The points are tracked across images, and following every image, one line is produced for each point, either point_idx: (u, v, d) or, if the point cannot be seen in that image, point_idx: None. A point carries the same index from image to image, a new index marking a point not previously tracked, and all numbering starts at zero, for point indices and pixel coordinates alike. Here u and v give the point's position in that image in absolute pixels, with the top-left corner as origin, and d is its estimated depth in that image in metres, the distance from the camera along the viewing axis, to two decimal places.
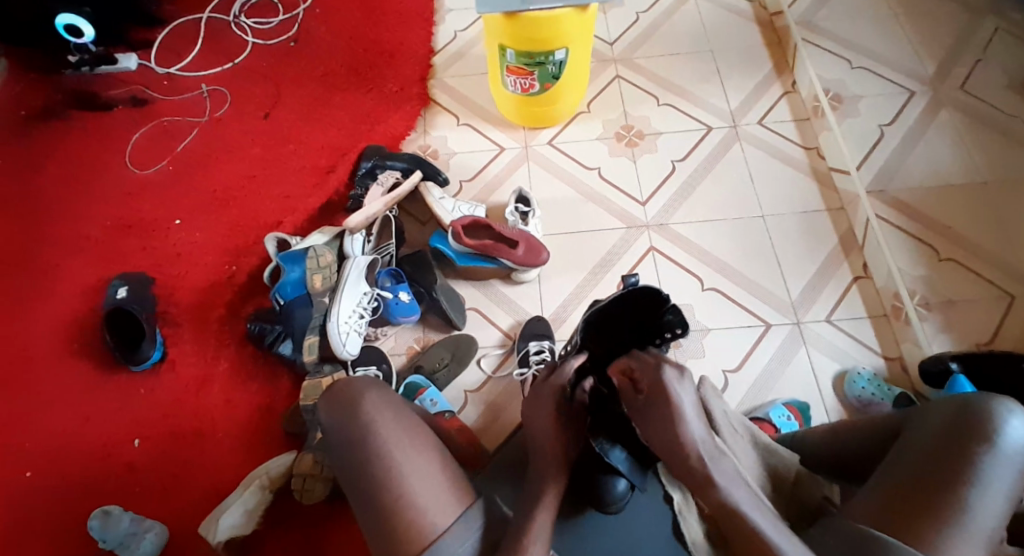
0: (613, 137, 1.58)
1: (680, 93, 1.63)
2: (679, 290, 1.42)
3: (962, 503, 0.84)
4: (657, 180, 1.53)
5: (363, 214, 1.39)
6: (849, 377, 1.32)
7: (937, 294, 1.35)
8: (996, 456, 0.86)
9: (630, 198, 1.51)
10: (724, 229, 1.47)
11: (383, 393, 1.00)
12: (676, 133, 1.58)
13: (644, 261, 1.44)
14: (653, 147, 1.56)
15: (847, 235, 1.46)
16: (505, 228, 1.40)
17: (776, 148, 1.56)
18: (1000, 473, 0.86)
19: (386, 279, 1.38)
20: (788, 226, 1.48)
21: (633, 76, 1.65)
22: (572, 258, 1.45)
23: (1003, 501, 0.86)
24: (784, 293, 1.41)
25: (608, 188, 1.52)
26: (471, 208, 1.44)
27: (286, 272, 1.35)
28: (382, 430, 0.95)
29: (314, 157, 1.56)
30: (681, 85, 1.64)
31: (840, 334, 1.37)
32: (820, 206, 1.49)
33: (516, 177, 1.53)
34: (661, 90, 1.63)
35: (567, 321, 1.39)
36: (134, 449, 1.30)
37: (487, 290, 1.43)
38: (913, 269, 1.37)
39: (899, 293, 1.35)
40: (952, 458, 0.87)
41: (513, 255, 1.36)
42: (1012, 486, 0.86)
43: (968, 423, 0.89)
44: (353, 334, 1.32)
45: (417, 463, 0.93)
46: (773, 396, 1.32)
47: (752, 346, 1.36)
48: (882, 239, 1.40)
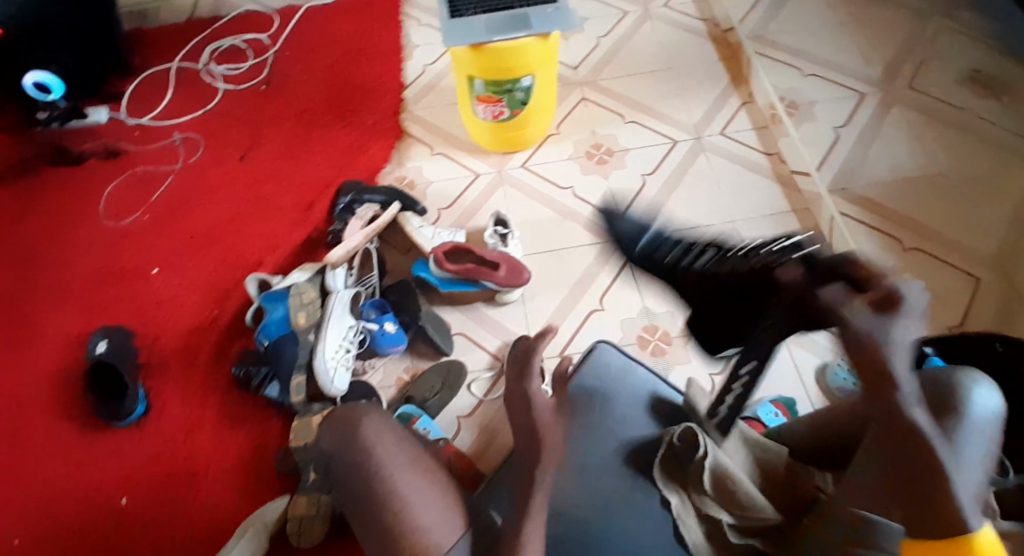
0: (584, 155, 1.62)
1: (645, 110, 1.68)
2: (660, 298, 1.44)
3: None
4: (630, 193, 1.56)
5: (343, 248, 1.41)
6: (830, 370, 1.35)
7: None
8: (968, 425, 0.76)
9: (605, 213, 1.54)
10: None
11: (382, 418, 1.00)
12: (644, 148, 1.62)
13: (624, 273, 1.47)
14: (623, 162, 1.61)
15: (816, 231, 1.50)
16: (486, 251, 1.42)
17: (740, 156, 1.60)
18: (975, 439, 0.76)
19: (371, 311, 1.38)
20: (759, 229, 1.51)
21: (599, 98, 1.70)
22: (553, 278, 1.47)
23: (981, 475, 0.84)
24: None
25: (584, 206, 1.55)
26: (451, 234, 1.46)
27: (271, 311, 1.35)
28: (381, 457, 0.94)
29: (292, 196, 1.57)
30: (645, 103, 1.69)
31: (819, 330, 1.41)
32: (786, 207, 1.53)
33: (493, 202, 1.56)
34: (627, 108, 1.68)
35: (554, 337, 1.41)
36: (124, 504, 1.27)
37: (472, 313, 1.44)
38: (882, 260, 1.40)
39: None
40: None
41: (496, 276, 1.37)
42: None
43: (933, 395, 0.79)
44: (341, 370, 1.30)
45: (416, 482, 0.92)
46: (761, 395, 1.34)
47: None
48: (849, 234, 1.43)
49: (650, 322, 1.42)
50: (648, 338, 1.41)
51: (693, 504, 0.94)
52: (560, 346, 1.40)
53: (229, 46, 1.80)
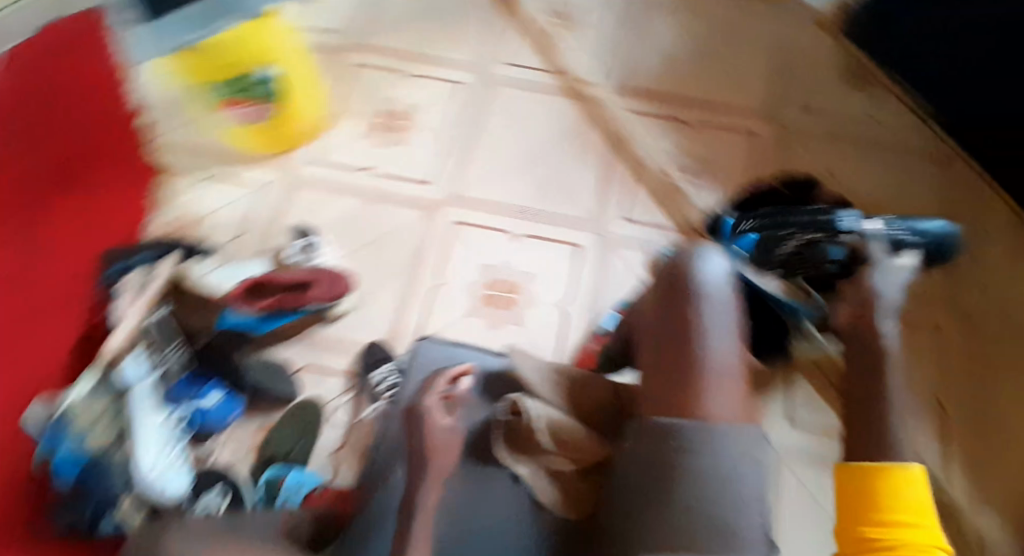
0: (370, 129, 1.49)
1: (417, 59, 1.56)
2: (492, 251, 1.37)
3: (694, 354, 0.77)
4: (430, 154, 1.47)
5: (124, 329, 1.14)
6: (656, 257, 1.34)
7: (695, 157, 1.43)
8: (704, 300, 0.81)
9: (414, 183, 1.44)
10: (512, 174, 1.44)
11: (207, 523, 0.86)
12: (432, 101, 1.52)
13: (453, 239, 1.37)
14: (418, 125, 1.50)
15: (617, 135, 1.47)
16: (289, 270, 1.31)
17: (526, 82, 1.53)
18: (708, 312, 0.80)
19: (185, 392, 1.21)
20: (560, 153, 1.45)
21: (363, 57, 1.56)
22: (380, 271, 1.37)
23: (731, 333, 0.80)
24: (586, 212, 1.40)
25: (389, 182, 1.45)
26: (243, 266, 1.32)
27: (55, 452, 1.07)
28: None
29: (42, 291, 1.29)
30: (415, 51, 1.56)
31: (641, 228, 1.38)
32: (584, 125, 1.49)
33: (291, 208, 1.43)
34: (399, 62, 1.55)
35: (405, 331, 1.33)
36: None
37: (310, 341, 1.34)
38: (671, 144, 1.45)
39: (665, 169, 1.42)
40: (664, 319, 0.82)
41: (312, 296, 1.29)
42: (730, 315, 0.81)
43: (670, 285, 0.84)
44: (170, 468, 1.11)
45: None
46: (604, 304, 1.33)
47: (574, 273, 1.35)
48: (637, 127, 1.46)
49: (489, 278, 1.35)
50: (493, 293, 1.34)
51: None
52: (412, 339, 1.33)
53: None
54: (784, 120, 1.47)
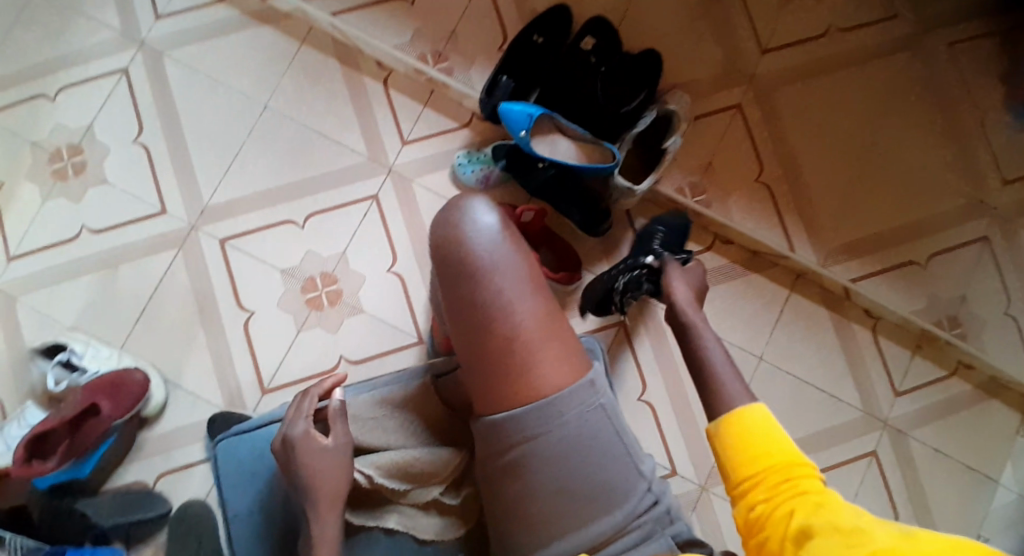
0: (54, 179, 1.13)
1: (59, 66, 1.14)
2: (281, 252, 1.12)
3: (487, 334, 0.77)
4: (152, 181, 1.13)
5: None
6: (457, 169, 1.12)
7: (439, 35, 1.15)
8: (482, 258, 0.78)
9: (146, 218, 1.13)
10: (251, 156, 1.13)
11: None
12: (105, 108, 1.14)
13: (229, 266, 1.12)
14: (101, 149, 1.14)
15: (340, 48, 1.15)
16: (64, 406, 1.03)
17: (202, 29, 1.15)
18: (499, 279, 0.77)
19: None
20: (292, 96, 1.14)
21: (6, 115, 1.13)
22: (172, 337, 1.12)
23: (523, 299, 0.78)
24: (355, 153, 1.14)
25: (118, 234, 1.12)
26: (18, 423, 1.04)
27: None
28: None
29: None
30: (48, 58, 1.14)
31: (426, 141, 1.14)
32: (291, 48, 1.15)
33: (26, 328, 1.10)
34: (39, 84, 1.14)
35: (240, 383, 1.11)
36: None
37: (145, 452, 1.12)
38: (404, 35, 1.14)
39: (415, 66, 1.13)
40: (463, 317, 0.78)
41: (107, 417, 1.03)
42: (520, 282, 0.78)
43: (444, 264, 0.79)
44: None
45: None
46: None
47: (384, 227, 1.13)
48: (357, 31, 1.13)
49: (294, 283, 1.12)
50: (312, 293, 1.12)
51: (409, 506, 0.86)
52: (248, 387, 1.11)
53: None
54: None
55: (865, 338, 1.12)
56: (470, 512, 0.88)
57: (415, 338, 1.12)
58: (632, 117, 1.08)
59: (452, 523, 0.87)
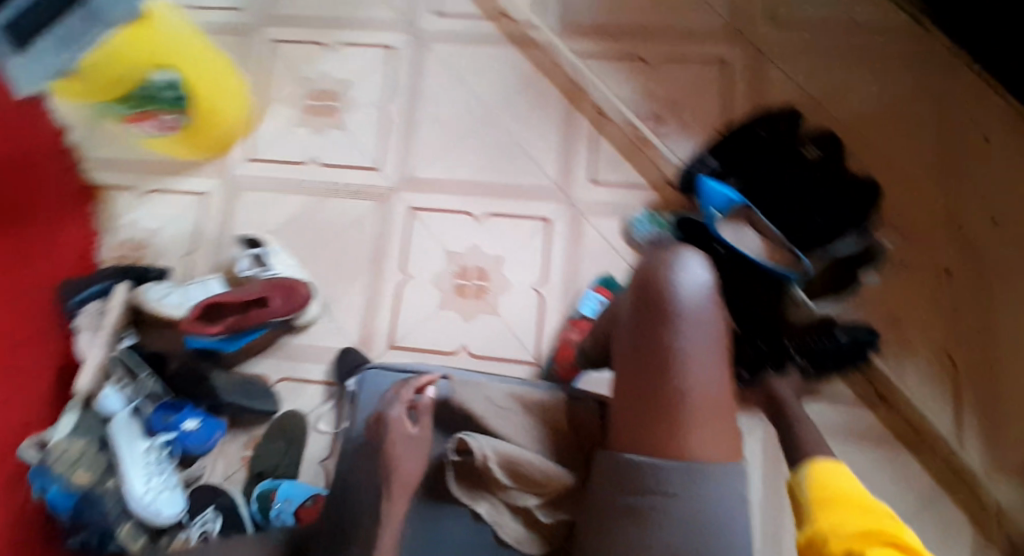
0: (306, 115, 1.36)
1: (343, 26, 1.40)
2: (456, 236, 1.28)
3: (662, 397, 0.73)
4: (375, 131, 1.34)
5: (86, 372, 1.15)
6: (631, 223, 1.25)
7: (661, 104, 1.30)
8: (681, 318, 0.74)
9: (363, 170, 1.33)
10: (464, 147, 1.31)
11: None
12: (368, 74, 1.37)
13: (410, 229, 1.30)
14: (353, 102, 1.36)
15: (568, 84, 1.32)
16: (244, 288, 1.20)
17: (465, 34, 1.37)
18: (690, 336, 0.74)
19: (165, 415, 1.21)
20: (514, 110, 1.32)
21: None
22: (340, 269, 1.30)
23: (712, 368, 0.74)
24: (548, 178, 1.28)
25: (336, 171, 1.34)
26: (204, 287, 1.25)
27: (40, 489, 1.06)
28: None
29: None
30: (339, 17, 1.40)
31: (612, 190, 1.27)
32: (533, 71, 1.33)
33: (239, 218, 1.34)
34: (324, 33, 1.40)
35: (378, 334, 1.27)
36: None
37: (282, 352, 1.28)
38: (632, 92, 1.31)
39: (633, 123, 1.28)
40: (637, 361, 0.75)
41: (273, 310, 1.19)
42: (711, 347, 0.74)
43: (645, 306, 0.75)
44: (164, 493, 1.14)
45: None
46: (583, 281, 1.24)
47: (547, 250, 1.26)
48: (593, 74, 1.31)
49: (458, 267, 1.28)
50: (466, 282, 1.27)
51: (502, 502, 0.91)
52: (385, 338, 1.26)
53: None
54: (754, 38, 1.33)
55: (918, 471, 1.14)
56: (556, 535, 0.88)
57: (532, 358, 1.23)
58: (829, 231, 1.13)
59: (535, 537, 0.88)
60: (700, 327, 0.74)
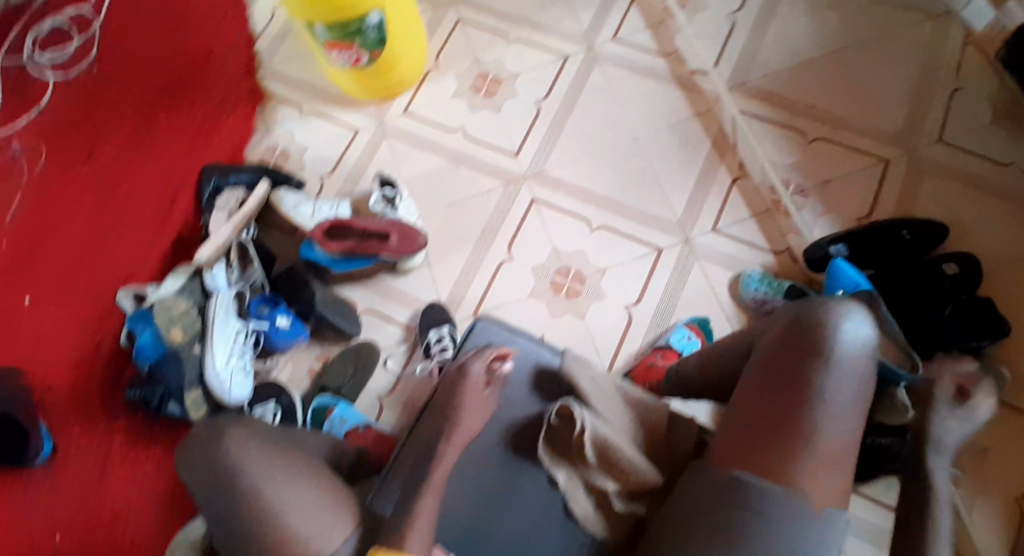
0: (470, 89, 1.48)
1: (529, 25, 1.52)
2: (568, 237, 1.36)
3: (800, 419, 0.78)
4: (525, 125, 1.44)
5: (212, 244, 1.28)
6: (743, 279, 1.29)
7: (811, 179, 1.35)
8: (834, 369, 0.79)
9: (502, 152, 1.42)
10: (600, 161, 1.40)
11: (248, 426, 0.87)
12: (534, 70, 1.48)
13: (528, 217, 1.37)
14: (513, 91, 1.47)
15: (718, 137, 1.40)
16: (369, 221, 1.31)
17: (636, 62, 1.47)
18: (836, 383, 0.79)
19: (262, 307, 1.29)
20: (662, 141, 1.40)
21: None
22: (454, 232, 1.38)
23: (849, 413, 0.79)
24: (670, 213, 1.35)
25: (477, 146, 1.43)
26: (333, 208, 1.36)
27: (138, 332, 1.21)
28: (244, 468, 0.82)
29: (151, 199, 1.41)
30: (528, 16, 1.53)
31: (727, 241, 1.33)
32: (688, 113, 1.42)
33: (379, 159, 1.45)
34: (508, 26, 1.52)
35: (466, 298, 1.33)
36: (57, 544, 1.20)
37: (378, 287, 1.36)
38: (784, 157, 1.37)
39: (775, 186, 1.34)
40: (785, 380, 0.80)
41: (387, 247, 1.28)
42: (855, 394, 0.79)
43: (804, 337, 0.81)
44: (239, 375, 1.23)
45: (292, 488, 0.81)
46: (675, 318, 1.30)
47: (648, 277, 1.32)
48: (752, 136, 1.38)
49: (559, 265, 1.34)
50: (561, 281, 1.33)
51: (582, 478, 0.88)
52: (474, 304, 1.33)
53: (51, 30, 1.53)
54: (921, 148, 1.35)
55: None
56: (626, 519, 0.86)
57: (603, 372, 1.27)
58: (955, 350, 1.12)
59: (605, 518, 0.86)
60: (849, 374, 0.80)
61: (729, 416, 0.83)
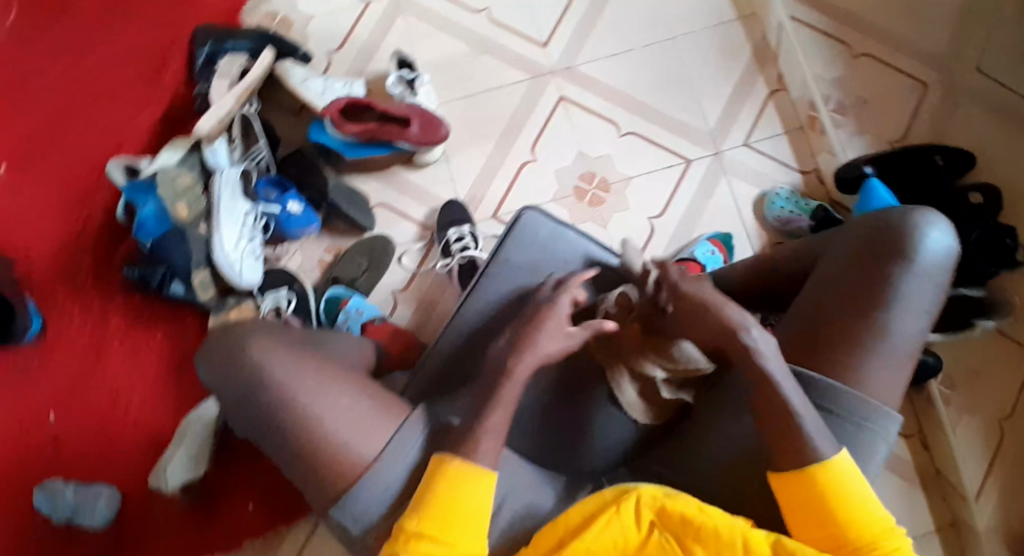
0: None
1: None
2: (595, 140, 1.30)
3: (878, 321, 0.78)
4: (556, 13, 1.35)
5: (215, 116, 1.14)
6: (769, 199, 1.28)
7: (850, 97, 1.33)
8: (913, 273, 0.79)
9: (530, 40, 1.34)
10: (635, 60, 1.34)
11: (272, 331, 0.82)
12: None
13: (555, 115, 1.31)
14: None
15: (761, 45, 1.36)
16: (390, 104, 1.21)
17: None
18: (912, 289, 0.79)
19: (269, 190, 1.21)
20: (703, 42, 1.35)
21: None
22: (475, 126, 1.30)
23: (921, 317, 0.79)
24: (702, 123, 1.32)
25: (503, 32, 1.34)
26: (346, 88, 1.25)
27: (139, 205, 1.09)
28: (277, 374, 0.77)
29: (134, 62, 1.27)
30: None
31: (758, 156, 1.31)
32: (732, 14, 1.36)
33: (394, 36, 1.33)
34: None
35: (486, 198, 1.28)
36: (53, 423, 1.16)
37: (391, 179, 1.28)
38: (828, 73, 1.34)
39: (814, 102, 1.30)
40: (866, 281, 0.80)
41: (409, 134, 1.19)
42: (928, 300, 0.80)
43: (882, 241, 0.81)
44: (248, 260, 1.15)
45: (328, 396, 0.77)
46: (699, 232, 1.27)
47: (675, 187, 1.29)
48: (797, 43, 1.33)
49: (583, 170, 1.29)
50: (584, 188, 1.29)
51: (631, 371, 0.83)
52: (493, 206, 1.28)
53: None
54: (958, 79, 1.33)
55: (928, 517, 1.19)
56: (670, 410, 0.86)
57: None
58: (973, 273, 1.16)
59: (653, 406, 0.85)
60: (925, 280, 0.80)
61: (801, 314, 0.83)
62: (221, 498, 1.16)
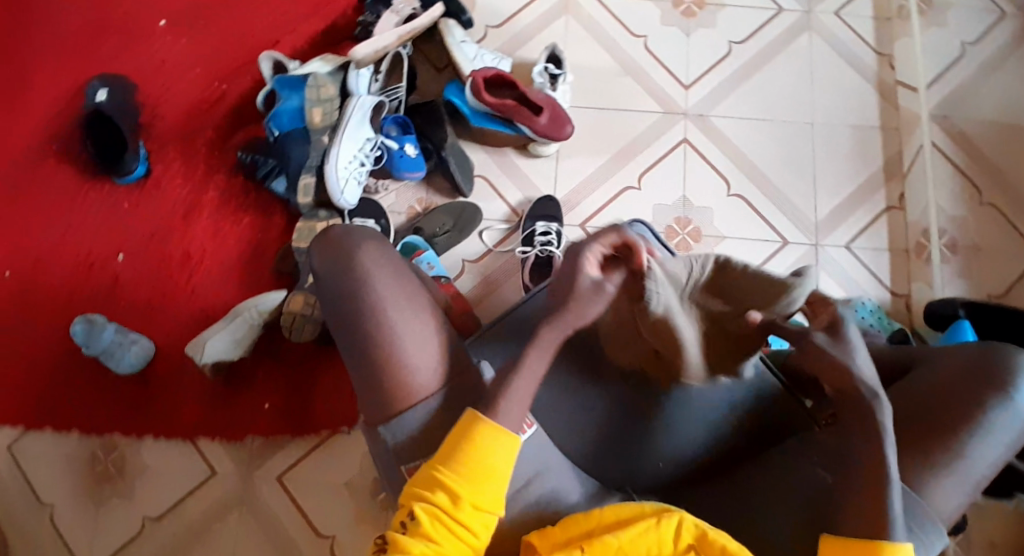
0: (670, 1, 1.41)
1: None
2: (704, 191, 1.32)
3: (955, 441, 0.76)
4: (708, 62, 1.38)
5: (373, 45, 1.25)
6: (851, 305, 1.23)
7: (966, 238, 1.30)
8: (1007, 410, 0.77)
9: (674, 79, 1.37)
10: (767, 130, 1.35)
11: (382, 247, 0.84)
12: (741, 10, 1.41)
13: (674, 153, 1.33)
14: (712, 22, 1.40)
15: (893, 159, 1.35)
16: (531, 90, 1.26)
17: (845, 46, 1.40)
18: (1001, 424, 0.77)
19: (392, 127, 1.26)
20: (837, 137, 1.35)
21: None
22: (596, 138, 1.33)
23: (999, 455, 0.77)
24: (812, 212, 1.31)
25: (651, 62, 1.37)
26: (495, 61, 1.30)
27: (283, 99, 1.22)
28: (375, 288, 0.80)
29: None
30: None
31: (857, 263, 1.29)
32: (876, 122, 1.36)
33: (551, 32, 1.38)
34: None
35: (580, 206, 1.30)
36: (119, 263, 1.24)
37: (501, 158, 1.32)
38: (952, 208, 1.31)
39: (928, 230, 1.29)
40: (958, 401, 0.78)
41: (535, 123, 1.23)
42: (1012, 442, 0.78)
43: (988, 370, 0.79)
44: (353, 183, 1.21)
45: (414, 323, 0.80)
46: None
47: (765, 261, 1.28)
48: (929, 170, 1.32)
49: (682, 214, 1.30)
50: (676, 230, 1.29)
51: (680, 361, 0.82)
52: (584, 216, 1.29)
53: None
54: None
55: None
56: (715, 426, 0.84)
57: None
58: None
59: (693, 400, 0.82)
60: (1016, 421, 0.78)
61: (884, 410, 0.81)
62: (243, 386, 1.20)
